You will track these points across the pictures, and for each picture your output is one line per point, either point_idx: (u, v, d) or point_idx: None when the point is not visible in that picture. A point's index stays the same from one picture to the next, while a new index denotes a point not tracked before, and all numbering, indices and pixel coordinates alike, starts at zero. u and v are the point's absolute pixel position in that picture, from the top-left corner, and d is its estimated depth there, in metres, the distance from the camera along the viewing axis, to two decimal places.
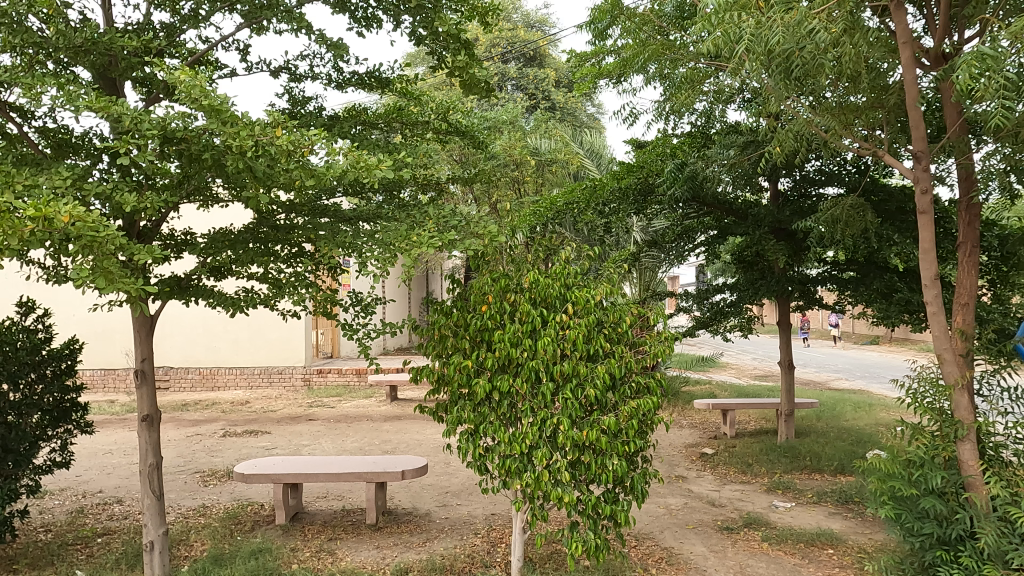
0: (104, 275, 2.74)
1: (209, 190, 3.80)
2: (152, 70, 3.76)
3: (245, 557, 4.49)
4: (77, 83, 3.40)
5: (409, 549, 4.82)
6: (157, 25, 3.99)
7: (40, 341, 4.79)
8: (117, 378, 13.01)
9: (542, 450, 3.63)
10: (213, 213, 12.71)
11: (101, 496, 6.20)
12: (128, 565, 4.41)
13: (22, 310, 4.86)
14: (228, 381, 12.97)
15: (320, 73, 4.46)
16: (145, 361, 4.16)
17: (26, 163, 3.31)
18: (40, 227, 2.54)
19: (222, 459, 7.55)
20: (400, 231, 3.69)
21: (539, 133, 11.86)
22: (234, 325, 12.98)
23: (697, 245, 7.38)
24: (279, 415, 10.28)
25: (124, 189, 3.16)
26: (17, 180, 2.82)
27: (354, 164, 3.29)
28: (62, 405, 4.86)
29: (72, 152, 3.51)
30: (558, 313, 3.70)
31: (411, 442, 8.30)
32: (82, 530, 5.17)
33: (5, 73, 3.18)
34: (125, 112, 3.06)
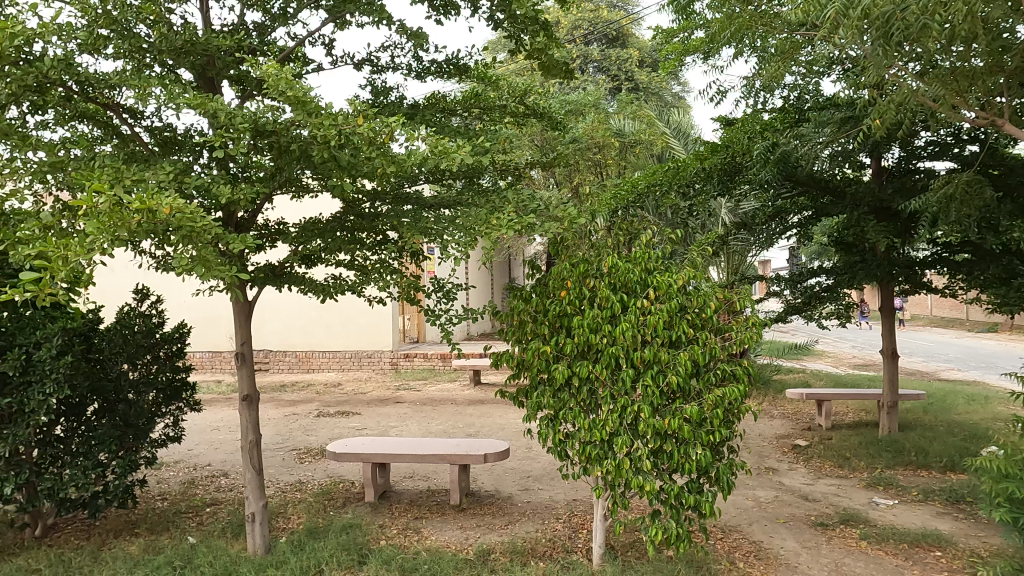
0: (203, 263, 2.90)
1: (299, 181, 3.95)
2: (246, 68, 3.93)
3: (337, 531, 4.70)
4: (180, 83, 3.60)
5: (490, 531, 4.89)
6: (250, 25, 4.19)
7: (154, 325, 5.16)
8: (223, 360, 13.94)
9: (623, 437, 3.60)
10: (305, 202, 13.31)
11: (209, 469, 6.70)
12: (232, 534, 4.75)
13: (138, 297, 5.23)
14: (322, 363, 13.61)
15: (400, 63, 4.56)
16: (245, 344, 4.43)
17: (135, 161, 3.55)
18: (145, 219, 2.71)
19: (316, 437, 7.96)
20: (480, 216, 3.71)
21: (624, 113, 11.60)
22: (327, 310, 13.59)
23: (789, 228, 6.96)
24: (369, 398, 10.71)
25: (220, 182, 3.32)
26: (125, 175, 3.03)
27: (434, 150, 3.34)
28: (174, 384, 5.23)
29: (178, 149, 3.72)
30: (638, 299, 3.62)
31: (494, 426, 8.42)
32: (193, 500, 5.60)
33: (116, 77, 3.40)
34: (220, 107, 3.23)
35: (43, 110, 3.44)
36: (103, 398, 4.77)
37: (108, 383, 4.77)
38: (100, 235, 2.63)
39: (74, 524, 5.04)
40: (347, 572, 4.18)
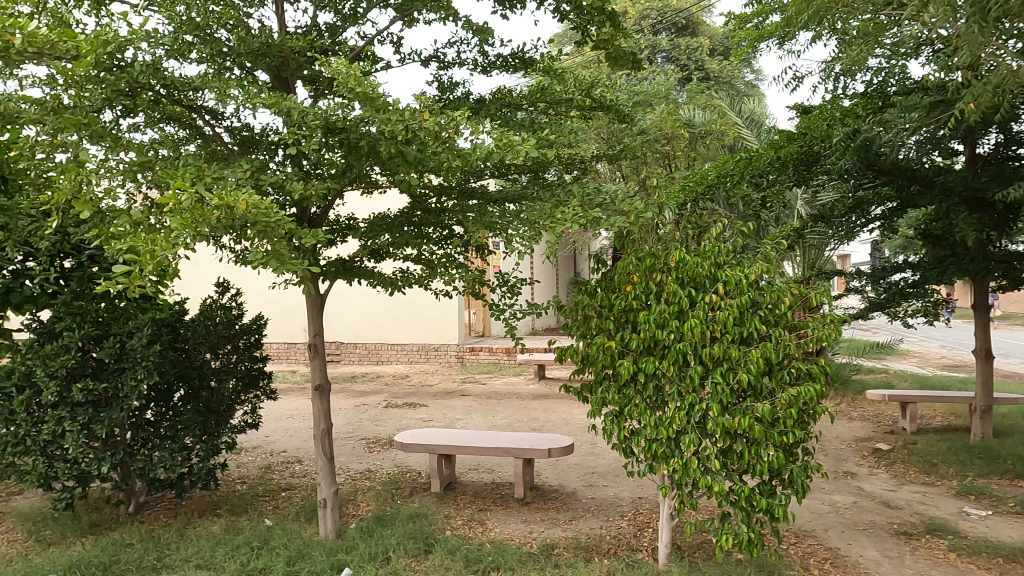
0: (277, 257, 3.01)
1: (368, 177, 4.04)
2: (318, 68, 4.05)
3: (404, 520, 4.81)
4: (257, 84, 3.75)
5: (554, 526, 4.88)
6: (322, 26, 4.31)
7: (234, 317, 5.41)
8: (297, 351, 14.50)
9: (690, 435, 3.51)
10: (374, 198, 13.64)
11: (285, 455, 6.98)
12: (306, 519, 4.94)
13: (220, 290, 5.50)
14: (390, 355, 13.95)
15: (466, 59, 4.59)
16: (317, 335, 4.58)
17: (216, 160, 3.72)
18: (224, 214, 2.83)
19: (385, 427, 8.17)
20: (545, 210, 3.69)
21: (694, 103, 11.28)
22: (395, 304, 13.90)
23: (871, 220, 6.63)
24: (436, 390, 10.90)
25: (294, 178, 3.44)
26: (207, 173, 3.17)
27: (499, 144, 3.35)
28: (252, 373, 5.48)
29: (255, 148, 3.87)
30: (708, 294, 3.52)
31: (559, 421, 8.40)
32: (269, 484, 5.86)
33: (199, 80, 3.57)
34: (293, 106, 3.34)
35: (134, 114, 3.66)
36: (188, 385, 5.05)
37: (192, 371, 5.05)
38: (184, 230, 2.78)
39: (163, 503, 5.38)
40: (414, 560, 4.28)
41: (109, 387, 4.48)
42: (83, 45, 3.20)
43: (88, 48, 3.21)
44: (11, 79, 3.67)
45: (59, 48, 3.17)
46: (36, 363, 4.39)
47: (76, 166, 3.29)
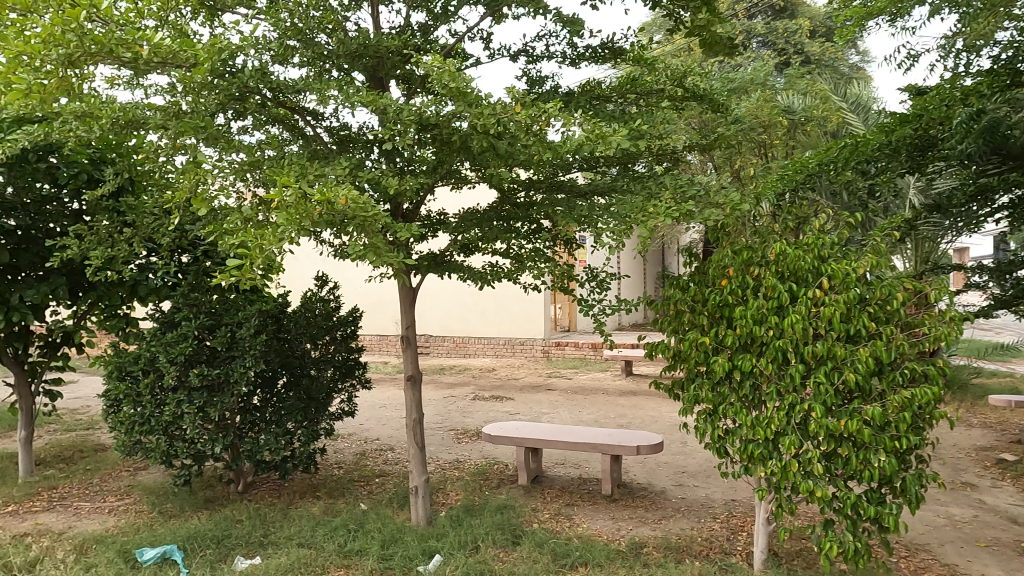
0: (375, 251, 3.12)
1: (458, 173, 4.10)
2: (411, 67, 4.15)
3: (492, 511, 4.88)
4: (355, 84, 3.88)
5: (643, 524, 4.80)
6: (414, 26, 4.41)
7: (333, 309, 5.64)
8: (389, 343, 15.03)
9: (791, 437, 3.34)
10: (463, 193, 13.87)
11: (378, 443, 7.25)
12: (398, 505, 5.11)
13: (319, 283, 5.74)
14: (477, 349, 14.18)
15: (555, 52, 4.57)
16: (409, 328, 4.71)
17: (317, 159, 3.89)
18: (325, 209, 2.95)
19: (472, 419, 8.32)
20: (636, 203, 3.61)
21: (793, 89, 10.71)
22: (482, 298, 14.11)
23: (996, 210, 6.09)
24: (522, 384, 10.99)
25: (390, 174, 3.54)
26: (310, 170, 3.32)
27: (589, 135, 3.31)
28: (348, 362, 5.71)
29: (352, 146, 4.01)
30: (810, 289, 3.33)
31: (647, 418, 8.25)
32: (364, 470, 6.11)
33: (302, 82, 3.74)
34: (389, 104, 3.43)
35: (244, 117, 3.88)
36: (291, 373, 5.33)
37: (294, 360, 5.32)
38: (289, 226, 2.92)
39: (268, 483, 5.72)
40: (502, 550, 4.33)
41: (221, 373, 4.80)
42: (201, 54, 3.44)
43: (205, 56, 3.44)
44: (137, 88, 3.99)
45: (180, 57, 3.42)
46: (159, 350, 4.77)
47: (195, 167, 3.53)
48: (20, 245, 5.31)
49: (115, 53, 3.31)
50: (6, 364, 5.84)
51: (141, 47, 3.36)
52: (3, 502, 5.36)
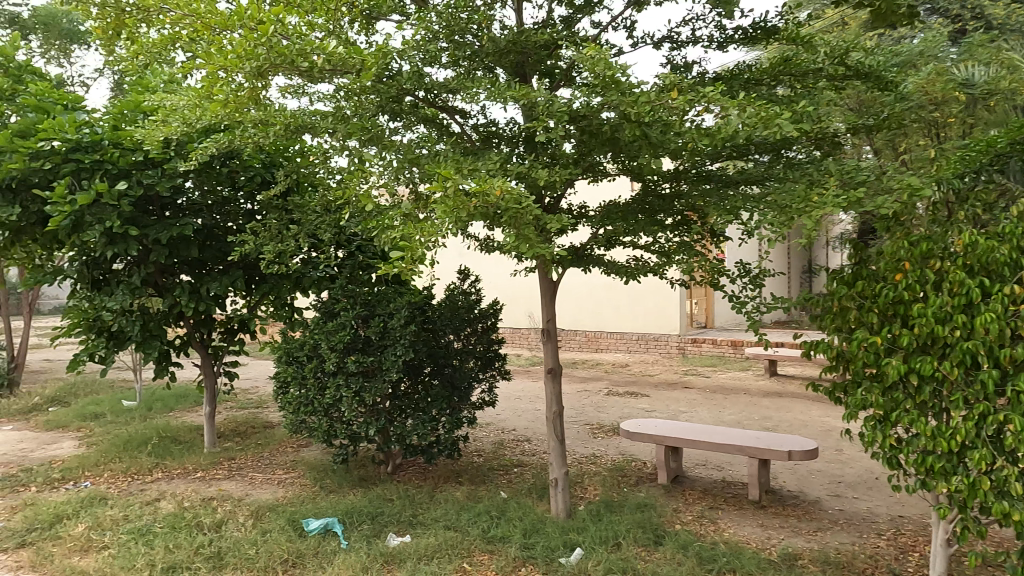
0: (527, 241, 3.16)
1: (599, 165, 4.07)
2: (556, 61, 4.16)
3: (632, 509, 4.80)
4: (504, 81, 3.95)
5: (796, 535, 4.51)
6: (557, 20, 4.41)
7: (474, 301, 5.74)
8: (522, 336, 15.29)
9: (981, 451, 2.95)
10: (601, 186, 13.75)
11: (515, 433, 7.40)
12: (538, 495, 5.18)
13: (461, 276, 5.86)
14: (609, 344, 14.04)
15: (702, 36, 4.38)
16: (550, 321, 4.74)
17: (467, 152, 3.94)
18: (481, 200, 3.03)
19: (607, 414, 8.24)
20: (798, 191, 3.37)
21: (972, 59, 9.49)
22: (615, 292, 13.95)
23: None
24: (657, 381, 10.72)
25: (538, 167, 3.57)
26: (464, 165, 3.42)
27: (753, 117, 3.10)
28: (488, 354, 5.77)
29: (497, 142, 4.10)
30: (1009, 284, 2.89)
31: (795, 422, 7.73)
32: (503, 459, 6.26)
33: (453, 82, 3.89)
34: (540, 97, 3.44)
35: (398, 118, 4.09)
36: (434, 362, 5.53)
37: (440, 350, 5.51)
38: (445, 219, 3.04)
39: (414, 467, 6.02)
40: (644, 549, 4.24)
41: (375, 360, 5.10)
42: (366, 59, 3.68)
43: (370, 60, 3.67)
44: (305, 96, 4.33)
45: (348, 63, 3.69)
46: (321, 337, 5.17)
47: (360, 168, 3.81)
48: (206, 241, 5.97)
49: (295, 63, 3.63)
50: (195, 347, 6.62)
51: (315, 58, 3.66)
52: (193, 469, 6.08)
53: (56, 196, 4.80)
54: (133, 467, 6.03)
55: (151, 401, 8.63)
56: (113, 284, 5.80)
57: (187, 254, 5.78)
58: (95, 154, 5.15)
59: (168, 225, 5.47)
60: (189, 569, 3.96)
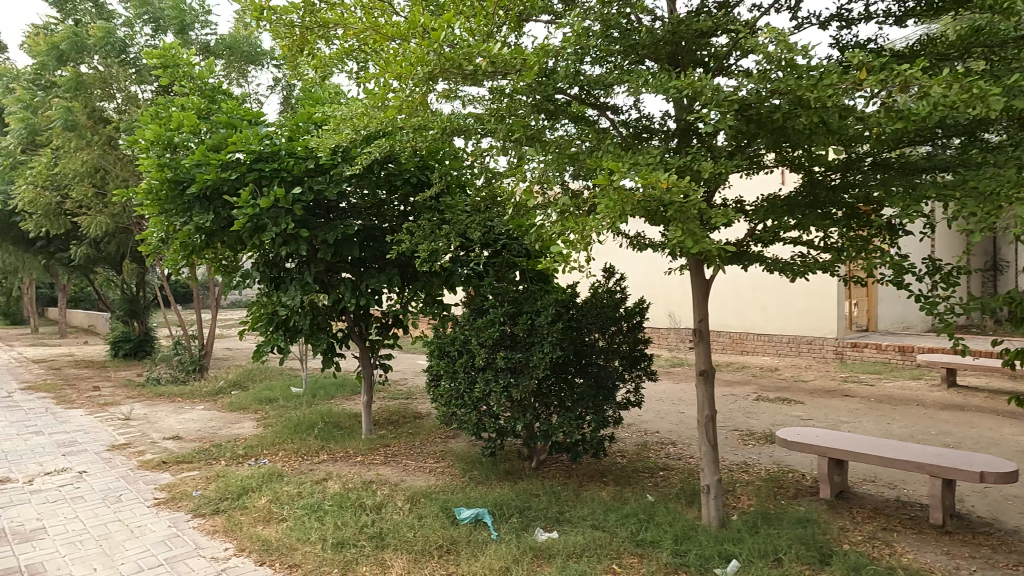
0: (692, 236, 3.07)
1: (760, 157, 3.81)
2: (716, 47, 3.94)
3: (793, 523, 4.48)
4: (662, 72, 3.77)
5: (992, 568, 3.98)
6: (712, 6, 4.20)
7: (620, 300, 5.61)
8: (660, 336, 14.91)
9: None
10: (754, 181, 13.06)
11: (659, 436, 7.21)
12: (687, 501, 4.99)
13: (606, 274, 5.76)
14: (756, 346, 13.33)
15: (877, 11, 3.99)
16: (703, 320, 4.42)
17: (625, 147, 3.84)
18: (648, 193, 2.98)
19: (758, 421, 7.79)
20: (1009, 176, 2.96)
21: None
22: (764, 291, 13.18)
23: None
24: (811, 387, 9.98)
25: (701, 159, 3.42)
26: (626, 160, 3.37)
27: (961, 94, 2.76)
28: (633, 354, 5.63)
29: (650, 136, 3.98)
30: None
31: (983, 440, 6.84)
32: (648, 462, 6.12)
33: (610, 76, 3.82)
34: (706, 85, 3.28)
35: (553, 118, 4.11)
36: (579, 360, 5.47)
37: (586, 348, 5.44)
38: (607, 215, 3.03)
39: (558, 464, 6.06)
40: (808, 568, 3.94)
41: (523, 356, 5.17)
42: (528, 59, 3.76)
43: (531, 59, 3.76)
44: (459, 100, 4.48)
45: (510, 63, 3.76)
46: (472, 333, 5.33)
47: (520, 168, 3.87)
48: (366, 242, 6.38)
49: (461, 66, 3.78)
50: (355, 340, 7.10)
51: (478, 60, 3.77)
52: (354, 453, 6.54)
53: (244, 200, 5.36)
54: (303, 448, 6.60)
55: (315, 389, 9.41)
56: (288, 281, 6.38)
57: (351, 253, 6.21)
58: (275, 163, 5.69)
59: (334, 227, 5.91)
60: (355, 546, 4.25)
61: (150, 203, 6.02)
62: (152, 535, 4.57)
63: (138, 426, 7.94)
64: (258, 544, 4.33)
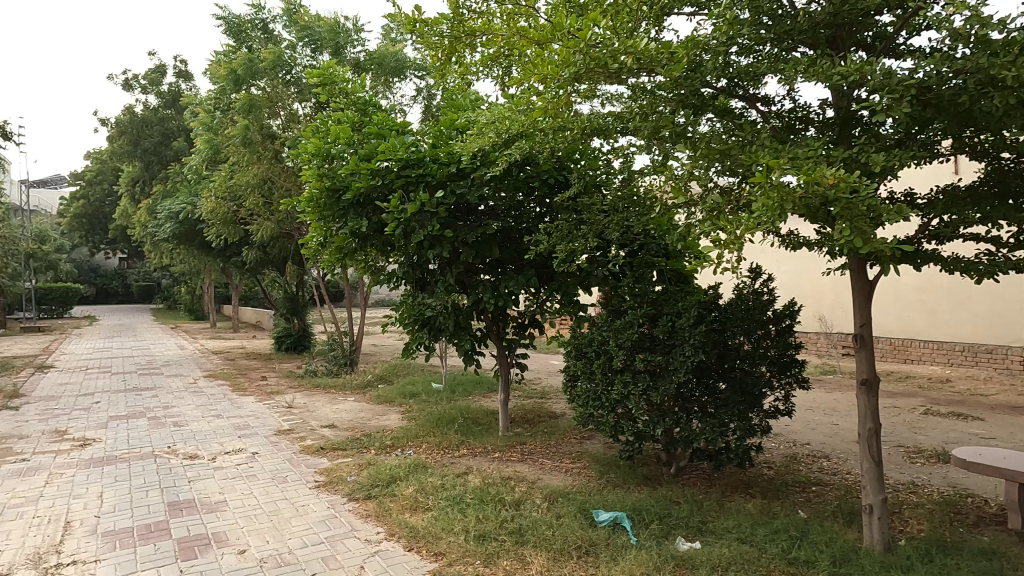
0: (861, 235, 2.85)
1: (937, 145, 3.42)
2: (882, 27, 3.61)
3: (975, 554, 3.98)
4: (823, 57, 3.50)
5: None
6: None
7: (767, 302, 5.25)
8: (811, 341, 14.03)
9: None
10: (925, 172, 11.76)
11: (810, 448, 6.74)
12: (845, 521, 4.60)
13: (752, 274, 5.42)
14: (923, 355, 12.12)
15: None
16: (866, 326, 3.98)
17: (779, 139, 3.63)
18: (810, 190, 2.80)
19: (927, 437, 7.03)
20: None
21: None
22: (932, 295, 11.88)
23: None
24: (993, 402, 8.83)
25: (870, 149, 3.16)
26: (782, 154, 3.20)
27: None
28: (782, 360, 5.23)
29: (806, 127, 3.74)
30: None
31: None
32: (799, 475, 5.73)
33: (763, 66, 3.62)
34: (877, 70, 3.04)
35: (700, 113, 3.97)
36: (721, 365, 5.21)
37: (730, 352, 5.17)
38: (764, 214, 2.87)
39: (699, 472, 5.84)
40: None
41: (663, 359, 5.02)
42: (676, 53, 3.70)
43: (679, 53, 3.70)
44: (598, 99, 4.46)
45: (657, 59, 3.71)
46: (610, 335, 5.28)
47: (666, 167, 3.79)
48: (505, 243, 6.55)
49: (606, 64, 3.78)
50: (493, 340, 7.30)
51: (624, 58, 3.74)
52: (492, 449, 6.73)
53: (395, 205, 5.70)
54: (445, 441, 6.90)
55: (455, 385, 9.79)
56: (432, 282, 6.69)
57: (491, 254, 6.39)
58: (420, 169, 5.98)
59: (475, 229, 6.12)
60: (496, 540, 4.36)
61: (311, 210, 6.55)
62: (314, 514, 4.98)
63: (300, 414, 8.70)
64: (406, 530, 4.58)
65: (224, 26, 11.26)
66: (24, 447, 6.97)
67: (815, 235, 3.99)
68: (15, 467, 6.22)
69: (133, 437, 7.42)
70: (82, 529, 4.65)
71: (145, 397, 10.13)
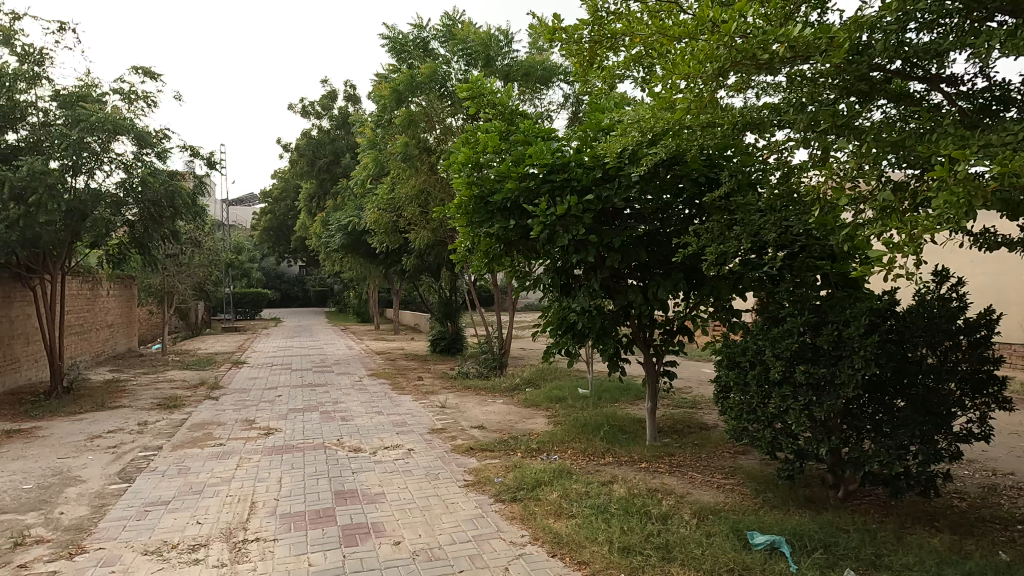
0: None
1: None
2: None
3: None
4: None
5: None
6: None
7: (957, 310, 4.57)
8: (1016, 354, 12.10)
9: None
10: None
11: (1014, 480, 5.80)
12: None
13: (937, 278, 4.78)
14: None
15: None
16: None
17: (968, 125, 3.18)
18: (1006, 183, 2.41)
19: None
20: None
21: None
22: None
23: None
24: None
25: None
26: (972, 141, 2.79)
27: None
28: (977, 376, 4.53)
29: (1004, 109, 3.24)
30: None
31: None
32: (1000, 510, 4.95)
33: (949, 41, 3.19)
34: None
35: (868, 101, 3.59)
36: (898, 380, 4.64)
37: (909, 366, 4.58)
38: (947, 211, 2.52)
39: (873, 499, 5.26)
40: None
41: (827, 372, 4.57)
42: (836, 37, 3.37)
43: (840, 36, 3.38)
44: (752, 91, 4.17)
45: (814, 45, 3.41)
46: (766, 344, 4.91)
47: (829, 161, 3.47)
48: (651, 246, 6.37)
49: (756, 55, 3.55)
50: (640, 346, 7.12)
51: (776, 45, 3.50)
52: (638, 458, 6.56)
53: (538, 210, 5.77)
54: (590, 448, 6.84)
55: (601, 392, 9.69)
56: (576, 287, 6.67)
57: (639, 258, 6.23)
58: (566, 173, 6.00)
59: (620, 233, 6.02)
60: (641, 554, 4.23)
61: (460, 217, 6.77)
62: (463, 513, 5.16)
63: (452, 413, 9.11)
64: (550, 536, 4.60)
65: (388, 47, 12.11)
66: (221, 433, 7.98)
67: (1021, 233, 3.44)
68: (214, 450, 7.13)
69: (308, 428, 8.21)
70: (264, 510, 5.20)
71: (319, 393, 11.17)
